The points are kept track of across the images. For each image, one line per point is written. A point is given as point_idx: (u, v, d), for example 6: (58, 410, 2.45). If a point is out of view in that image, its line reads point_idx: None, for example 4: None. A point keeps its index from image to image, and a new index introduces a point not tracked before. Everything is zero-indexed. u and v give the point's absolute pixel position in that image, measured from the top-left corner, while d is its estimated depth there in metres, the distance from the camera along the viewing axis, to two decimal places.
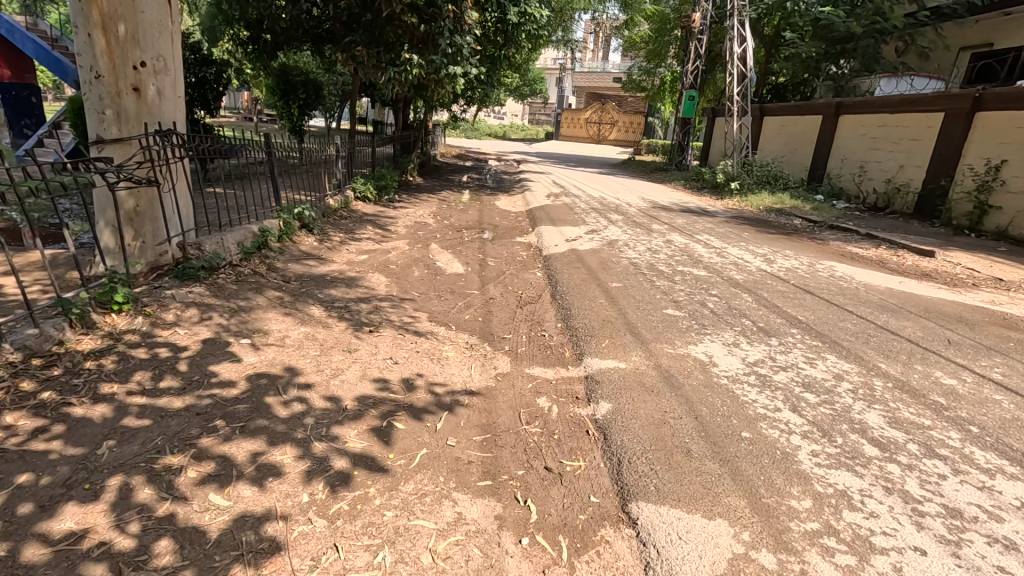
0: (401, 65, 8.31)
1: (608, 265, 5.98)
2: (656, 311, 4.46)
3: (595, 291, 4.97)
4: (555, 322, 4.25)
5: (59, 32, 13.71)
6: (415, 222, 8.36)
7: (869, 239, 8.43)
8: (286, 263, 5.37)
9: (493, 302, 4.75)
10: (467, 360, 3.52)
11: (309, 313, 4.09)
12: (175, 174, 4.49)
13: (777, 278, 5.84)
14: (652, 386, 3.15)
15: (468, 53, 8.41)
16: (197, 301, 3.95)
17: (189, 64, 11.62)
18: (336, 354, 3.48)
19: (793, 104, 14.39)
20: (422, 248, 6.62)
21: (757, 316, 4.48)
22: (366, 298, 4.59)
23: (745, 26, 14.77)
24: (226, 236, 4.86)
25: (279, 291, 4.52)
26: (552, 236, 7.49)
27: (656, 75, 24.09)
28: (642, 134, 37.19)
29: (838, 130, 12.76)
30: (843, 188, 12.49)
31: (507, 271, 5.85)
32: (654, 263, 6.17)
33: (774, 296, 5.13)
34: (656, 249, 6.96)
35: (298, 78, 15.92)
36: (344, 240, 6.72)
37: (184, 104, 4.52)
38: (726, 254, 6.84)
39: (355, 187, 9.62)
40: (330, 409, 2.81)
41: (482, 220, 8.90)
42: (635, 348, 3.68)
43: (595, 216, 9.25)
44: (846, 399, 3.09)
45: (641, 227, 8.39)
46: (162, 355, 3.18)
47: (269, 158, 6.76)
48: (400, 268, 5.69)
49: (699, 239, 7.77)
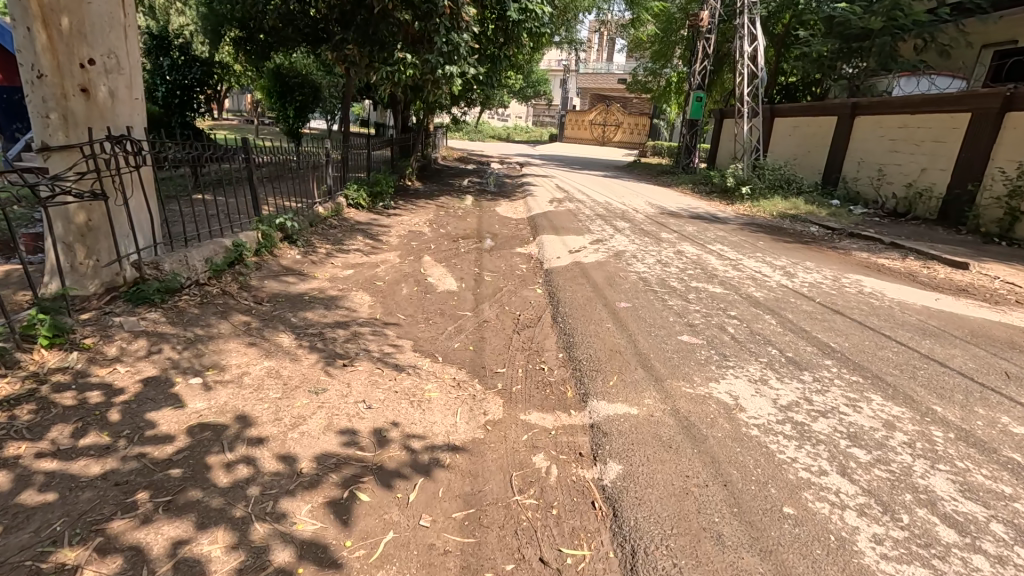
0: (394, 65, 7.95)
1: (614, 280, 5.48)
2: (669, 338, 3.95)
3: (600, 313, 4.46)
4: (556, 351, 3.75)
5: None
6: (409, 231, 7.89)
7: (894, 248, 7.88)
8: (262, 281, 4.90)
9: (486, 325, 4.26)
10: (452, 404, 3.03)
11: (276, 344, 3.61)
12: (131, 184, 3.99)
13: (800, 294, 5.31)
14: (670, 440, 2.65)
15: (465, 52, 7.95)
16: (148, 330, 3.48)
17: (179, 66, 11.20)
18: (300, 397, 3.00)
19: (806, 104, 13.84)
20: (414, 261, 6.15)
21: (785, 344, 3.97)
22: (344, 323, 4.11)
23: (756, 24, 14.23)
24: (192, 252, 4.38)
25: (248, 316, 4.04)
26: (554, 246, 6.99)
27: (662, 76, 23.62)
28: (648, 136, 36.59)
29: (854, 131, 12.21)
30: (859, 192, 11.93)
31: (504, 287, 5.36)
32: (665, 277, 5.66)
33: (799, 317, 4.61)
34: (667, 261, 6.45)
35: (295, 80, 15.49)
36: (331, 252, 6.25)
37: (142, 107, 4.05)
38: (743, 266, 6.33)
39: (348, 194, 9.12)
40: (280, 475, 2.33)
41: (481, 228, 8.43)
42: (647, 387, 3.19)
43: (601, 223, 8.74)
44: (903, 457, 2.57)
45: (649, 236, 7.88)
46: (92, 401, 2.71)
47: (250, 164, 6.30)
48: (387, 285, 5.21)
49: (712, 249, 7.25)
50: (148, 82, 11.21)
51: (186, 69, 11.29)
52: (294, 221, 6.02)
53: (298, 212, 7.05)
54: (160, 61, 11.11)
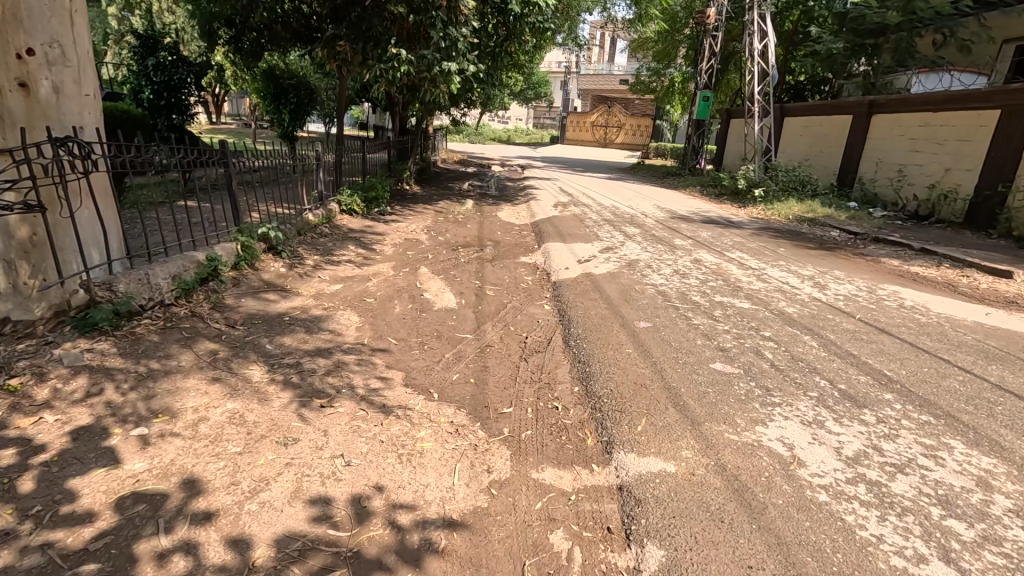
0: (387, 60, 7.21)
1: (630, 294, 4.95)
2: (700, 367, 3.43)
3: (618, 335, 3.94)
4: (571, 384, 3.23)
5: None
6: (405, 238, 7.39)
7: (924, 254, 7.36)
8: (238, 299, 4.38)
9: (490, 351, 3.75)
10: (450, 458, 2.50)
11: (244, 381, 3.08)
12: (78, 194, 3.47)
13: (837, 309, 4.79)
14: (721, 511, 2.12)
15: (464, 48, 7.44)
16: (92, 364, 2.96)
17: (166, 66, 10.67)
18: (265, 450, 2.48)
19: (818, 103, 13.34)
20: (409, 274, 5.64)
21: (834, 373, 3.43)
22: (327, 351, 3.58)
23: (766, 19, 13.70)
24: (154, 268, 3.86)
25: (216, 343, 3.52)
26: (561, 256, 6.47)
27: (665, 76, 23.19)
28: (650, 137, 36.13)
29: (871, 130, 11.70)
30: (878, 194, 11.41)
31: (508, 303, 4.84)
32: (686, 291, 5.14)
33: (842, 337, 4.08)
34: (685, 271, 5.93)
35: (290, 82, 15.02)
36: (319, 263, 5.74)
37: (92, 103, 3.55)
38: (768, 277, 5.81)
39: (340, 200, 8.59)
40: (225, 571, 1.81)
41: (481, 234, 7.93)
42: (682, 433, 2.67)
43: (609, 229, 8.23)
44: (1015, 533, 2.05)
45: (662, 244, 7.36)
46: (4, 463, 2.20)
47: (232, 168, 5.79)
48: (379, 302, 4.70)
49: (731, 258, 6.73)
50: (134, 84, 10.73)
51: (174, 70, 10.78)
52: (279, 230, 5.52)
53: (282, 220, 6.51)
54: (145, 61, 10.60)
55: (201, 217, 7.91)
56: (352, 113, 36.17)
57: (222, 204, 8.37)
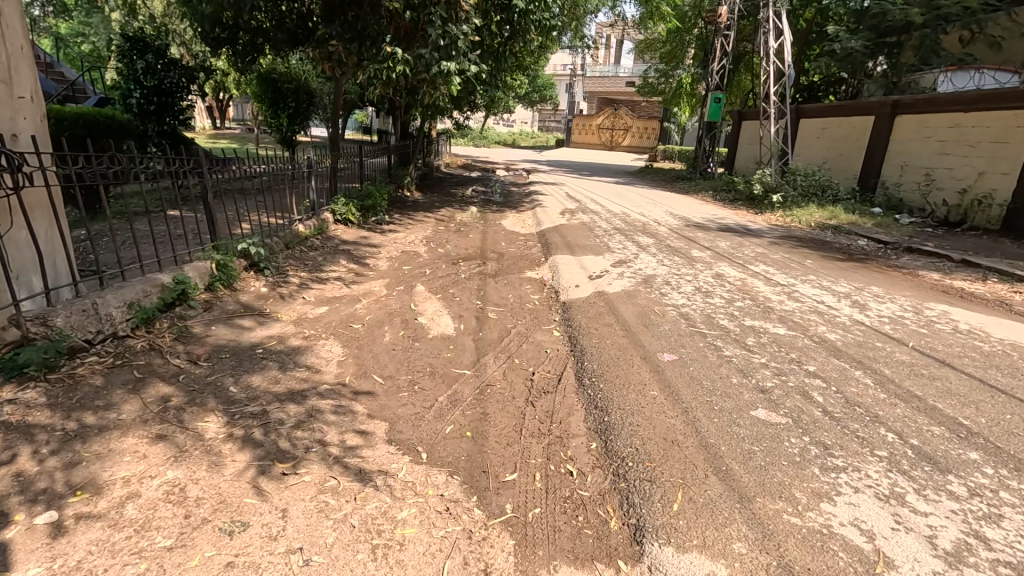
0: (382, 60, 6.83)
1: (649, 318, 4.40)
2: (739, 415, 2.88)
3: (639, 371, 3.40)
4: (587, 440, 2.70)
5: (55, 59, 13.93)
6: (402, 251, 6.90)
7: (965, 266, 6.77)
8: (207, 328, 3.89)
9: (491, 393, 3.22)
10: (437, 553, 1.97)
11: (193, 438, 2.56)
12: (6, 214, 3.00)
13: (886, 335, 4.23)
14: None
15: (465, 46, 6.90)
16: (10, 422, 2.47)
17: (156, 69, 10.25)
18: (202, 541, 1.95)
19: (836, 104, 12.75)
20: (404, 293, 5.13)
21: (901, 423, 2.87)
22: (300, 396, 3.06)
23: (782, 16, 13.12)
24: (108, 295, 3.40)
25: (170, 386, 3.02)
26: (570, 271, 5.94)
27: (673, 78, 22.68)
28: (657, 139, 35.57)
29: (894, 133, 11.13)
30: (903, 199, 10.81)
31: (513, 328, 4.32)
32: (711, 314, 4.60)
33: (898, 372, 3.51)
34: (707, 289, 5.39)
35: (288, 85, 14.58)
36: (306, 281, 5.25)
37: (28, 107, 3.11)
38: (800, 295, 5.25)
39: (335, 209, 8.07)
40: None
41: (484, 245, 7.43)
42: (730, 513, 2.13)
43: (620, 239, 7.70)
44: None
45: (679, 255, 6.82)
46: None
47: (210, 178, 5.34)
48: (368, 328, 4.19)
49: (755, 272, 6.19)
50: (122, 88, 10.28)
51: (165, 74, 10.35)
52: (261, 245, 5.01)
53: (267, 234, 6.03)
54: (134, 64, 10.17)
55: (188, 229, 7.48)
56: (356, 116, 35.92)
57: (212, 215, 7.94)
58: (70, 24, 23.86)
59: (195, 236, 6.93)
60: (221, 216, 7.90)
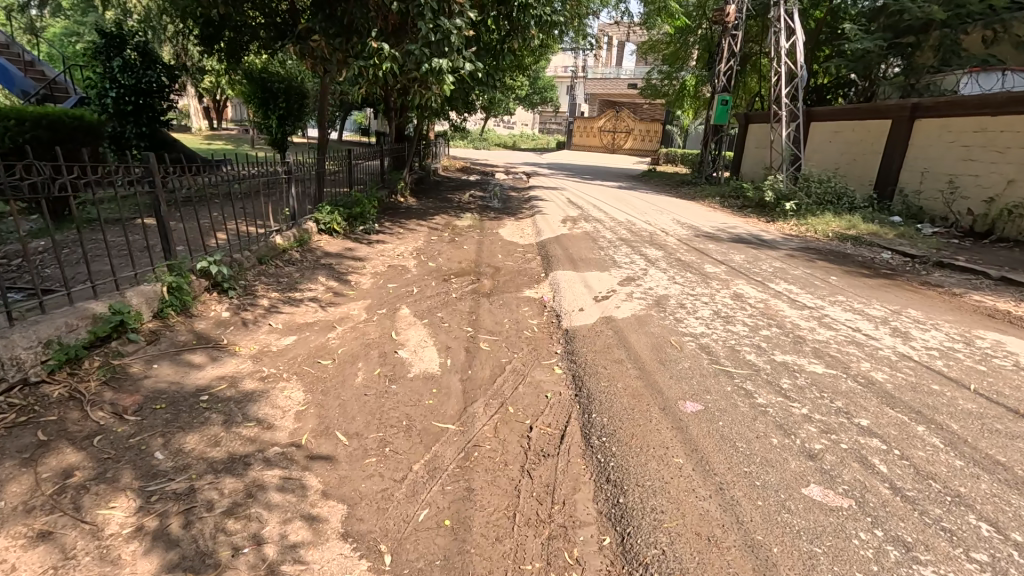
0: (369, 57, 6.27)
1: (666, 353, 3.80)
2: (789, 496, 2.29)
3: (659, 427, 2.81)
4: (598, 533, 2.12)
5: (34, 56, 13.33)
6: (390, 265, 6.32)
7: (1006, 284, 6.18)
8: (147, 367, 3.31)
9: (478, 459, 2.62)
10: None
11: (88, 537, 1.97)
12: None
13: (942, 374, 3.65)
14: None
15: (459, 42, 6.33)
16: None
17: (134, 67, 9.60)
18: None
19: (850, 107, 12.22)
20: (387, 317, 4.55)
21: (993, 507, 2.27)
22: (241, 464, 2.46)
23: (795, 15, 12.54)
24: (19, 333, 2.85)
25: (80, 452, 2.44)
26: (574, 291, 5.34)
27: (677, 80, 22.06)
28: (660, 142, 35.00)
29: (914, 137, 10.58)
30: (924, 207, 10.25)
31: (509, 364, 3.73)
32: (736, 346, 4.01)
33: (970, 429, 2.92)
34: (728, 312, 4.80)
35: (279, 85, 13.96)
36: (277, 304, 4.67)
37: None
38: (833, 321, 4.67)
39: (319, 217, 7.44)
40: None
41: (480, 258, 6.85)
42: None
43: (627, 252, 7.12)
44: None
45: (692, 272, 6.24)
46: None
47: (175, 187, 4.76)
48: (339, 365, 3.60)
49: (777, 291, 5.61)
50: (97, 87, 9.62)
51: (145, 73, 9.73)
52: (223, 264, 4.41)
53: (237, 247, 5.42)
54: (110, 62, 9.50)
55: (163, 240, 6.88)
56: (354, 116, 35.32)
57: (189, 224, 7.33)
58: (61, 22, 23.25)
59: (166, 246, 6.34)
60: (199, 226, 7.30)
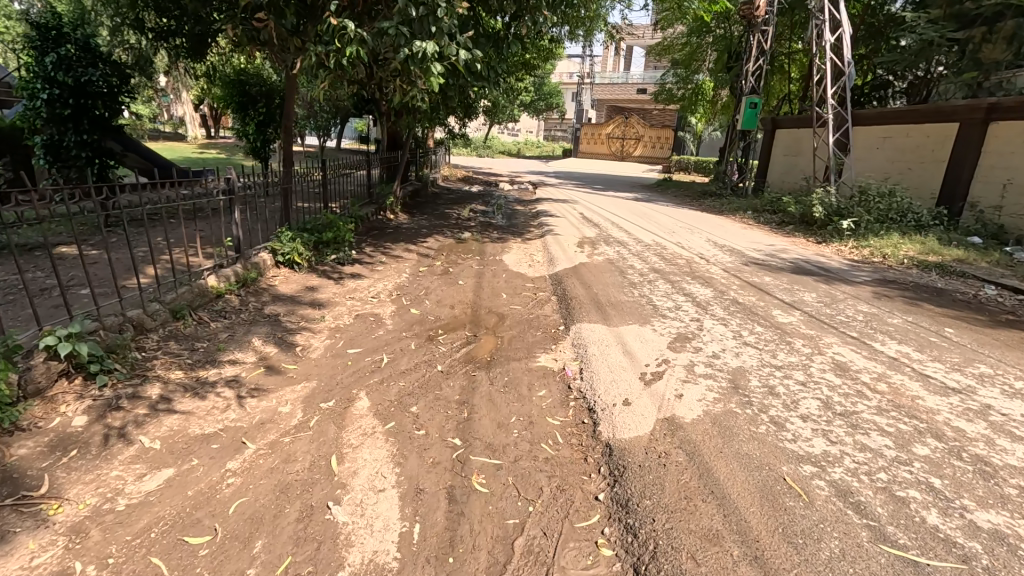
0: (329, 40, 4.84)
1: (793, 518, 2.19)
2: None
3: None
4: None
5: None
6: (359, 314, 4.77)
7: None
8: None
9: None
10: None
11: None
12: None
13: None
14: None
15: (451, 19, 4.81)
16: None
17: (73, 63, 8.10)
18: None
19: (905, 109, 10.66)
20: (330, 420, 2.97)
21: None
22: None
23: (841, 5, 10.95)
24: None
25: None
26: (610, 365, 3.71)
27: (691, 84, 20.56)
28: (671, 150, 33.30)
29: (990, 144, 9.01)
30: (1006, 225, 8.65)
31: (522, 538, 2.15)
32: (901, 493, 2.39)
33: None
34: (849, 406, 3.18)
35: (259, 88, 12.47)
36: (170, 393, 3.13)
37: None
38: (1013, 423, 3.06)
39: (276, 247, 5.83)
40: None
41: (478, 302, 5.28)
42: None
43: (668, 291, 5.54)
44: None
45: (763, 324, 4.65)
46: None
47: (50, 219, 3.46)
48: (214, 549, 2.02)
49: (896, 359, 3.98)
50: (28, 88, 8.11)
51: (85, 70, 8.26)
52: (80, 340, 2.88)
53: (140, 299, 3.91)
54: (45, 57, 7.99)
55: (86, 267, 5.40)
56: (355, 122, 33.98)
57: (123, 251, 5.82)
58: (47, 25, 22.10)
59: (78, 283, 4.81)
60: (135, 253, 5.80)
